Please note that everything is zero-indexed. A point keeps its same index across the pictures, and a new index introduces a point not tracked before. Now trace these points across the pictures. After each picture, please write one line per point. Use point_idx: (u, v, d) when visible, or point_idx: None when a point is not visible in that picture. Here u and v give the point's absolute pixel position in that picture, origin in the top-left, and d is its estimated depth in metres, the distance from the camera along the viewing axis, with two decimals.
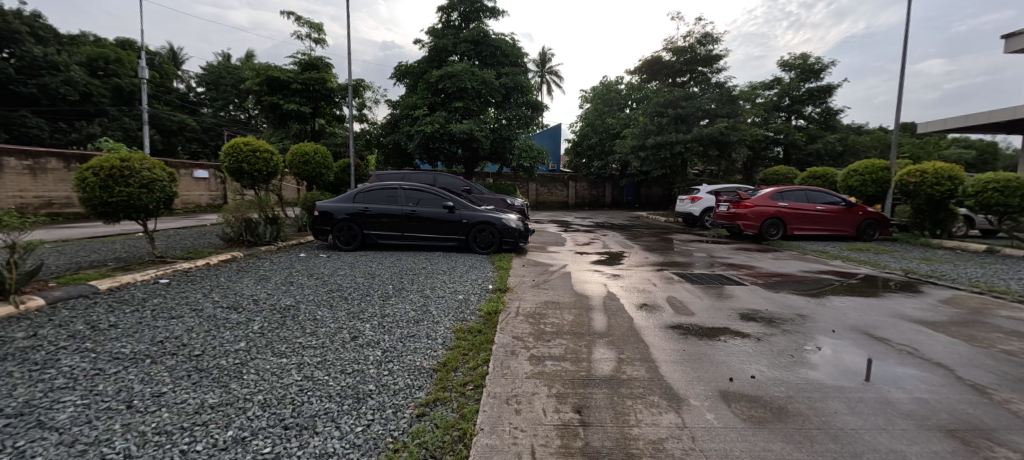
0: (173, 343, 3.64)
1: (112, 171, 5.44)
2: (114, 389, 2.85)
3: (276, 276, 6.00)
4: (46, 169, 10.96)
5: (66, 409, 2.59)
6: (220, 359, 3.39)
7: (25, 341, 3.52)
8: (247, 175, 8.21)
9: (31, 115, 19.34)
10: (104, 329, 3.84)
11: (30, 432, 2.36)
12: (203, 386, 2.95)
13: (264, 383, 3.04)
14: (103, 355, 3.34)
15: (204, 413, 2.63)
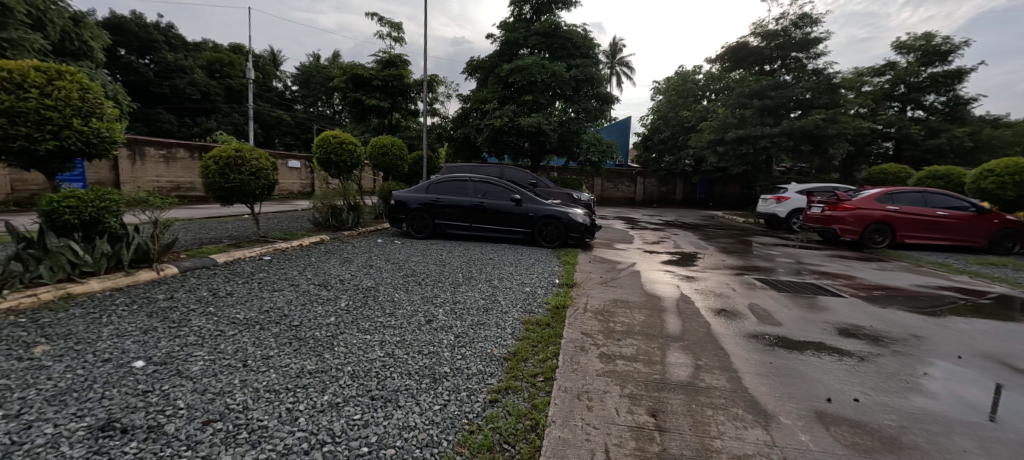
0: (277, 313, 4.08)
1: (228, 160, 6.15)
2: (233, 349, 3.26)
3: (358, 258, 6.46)
4: (176, 158, 12.65)
5: (198, 362, 3.01)
6: (315, 330, 3.74)
7: (165, 302, 4.13)
8: (334, 165, 8.90)
9: (165, 112, 22.47)
10: (222, 297, 4.39)
11: (173, 379, 2.78)
12: (301, 354, 3.28)
13: (354, 355, 3.33)
14: (223, 319, 3.83)
15: (304, 377, 2.92)
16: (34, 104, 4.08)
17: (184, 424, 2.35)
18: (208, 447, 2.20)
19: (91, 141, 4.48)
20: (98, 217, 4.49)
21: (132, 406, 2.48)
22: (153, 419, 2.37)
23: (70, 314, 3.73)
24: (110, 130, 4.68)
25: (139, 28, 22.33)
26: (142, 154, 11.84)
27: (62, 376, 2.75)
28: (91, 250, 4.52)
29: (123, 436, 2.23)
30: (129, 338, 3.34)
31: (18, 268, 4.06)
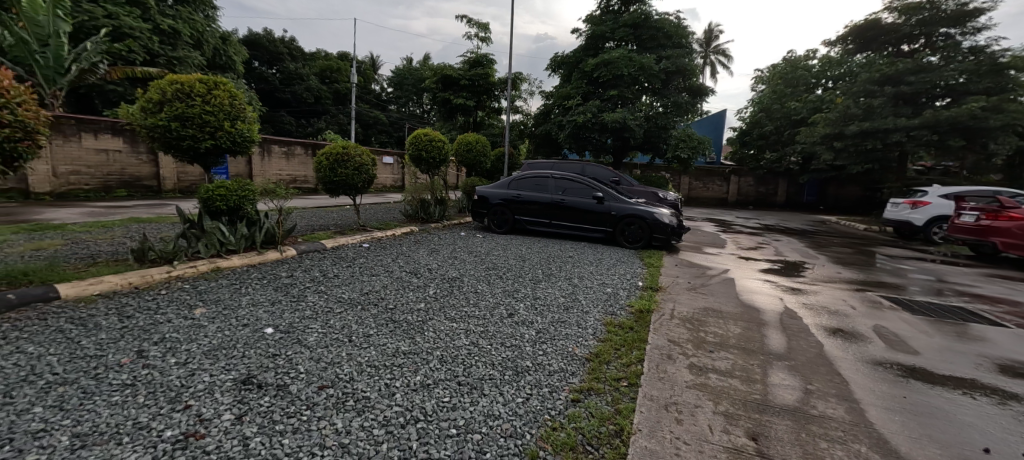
0: (375, 295, 4.44)
1: (336, 156, 6.78)
2: (340, 325, 3.62)
3: (443, 250, 6.76)
4: (294, 154, 14.22)
5: (314, 334, 3.41)
6: (409, 314, 4.01)
7: (286, 279, 4.70)
8: (424, 161, 9.38)
9: (285, 115, 25.42)
10: (330, 277, 4.88)
11: (294, 347, 3.18)
12: (397, 334, 3.53)
13: (443, 340, 3.52)
14: (332, 297, 4.27)
15: (400, 356, 3.16)
16: (197, 110, 4.89)
17: (303, 387, 2.68)
18: (322, 409, 2.48)
19: (236, 141, 5.25)
20: (240, 205, 5.22)
21: (265, 366, 2.89)
22: (280, 379, 2.74)
23: (218, 283, 4.43)
24: (250, 130, 5.40)
25: (270, 43, 25.57)
26: (269, 152, 13.51)
27: (214, 335, 3.29)
28: (234, 231, 5.27)
29: (258, 391, 2.61)
30: (259, 307, 3.87)
31: (183, 244, 4.86)
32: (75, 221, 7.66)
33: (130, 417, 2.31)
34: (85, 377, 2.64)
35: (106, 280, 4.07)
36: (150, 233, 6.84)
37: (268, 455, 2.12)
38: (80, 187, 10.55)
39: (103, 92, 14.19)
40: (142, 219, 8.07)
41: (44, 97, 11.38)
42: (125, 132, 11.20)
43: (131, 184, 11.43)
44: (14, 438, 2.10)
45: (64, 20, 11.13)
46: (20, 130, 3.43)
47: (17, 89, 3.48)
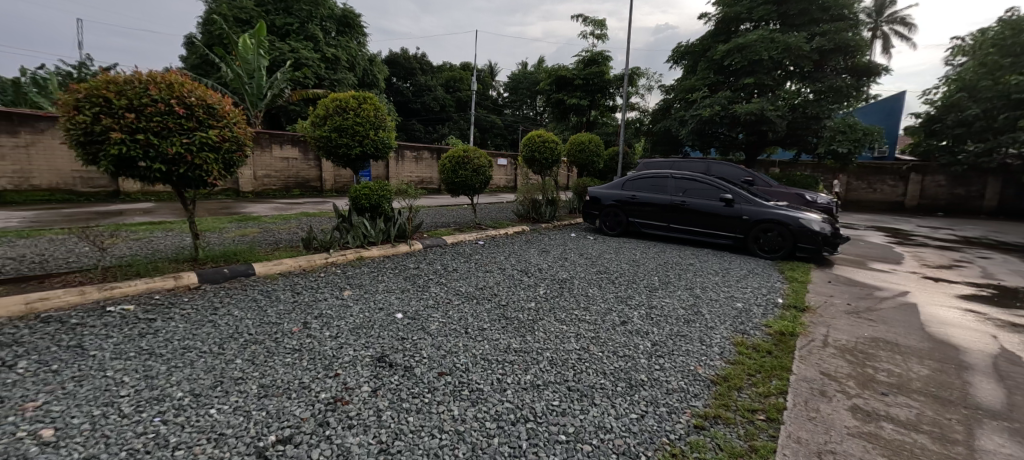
0: (488, 290, 4.47)
1: (458, 159, 7.07)
2: (458, 316, 3.72)
3: (554, 250, 6.62)
4: (422, 158, 15.40)
5: (435, 323, 3.55)
6: (520, 311, 3.94)
7: (412, 270, 5.00)
8: (537, 162, 9.34)
9: (415, 123, 27.83)
10: (449, 271, 5.06)
11: (418, 333, 3.35)
12: (509, 330, 3.50)
13: (554, 340, 3.39)
14: (451, 289, 4.42)
15: (510, 354, 3.11)
16: (350, 122, 5.52)
17: (426, 372, 2.81)
18: (441, 394, 2.58)
19: (380, 148, 5.79)
20: (379, 203, 5.84)
21: (395, 348, 3.10)
22: (408, 361, 2.92)
23: (361, 270, 4.93)
24: (389, 138, 5.92)
25: (405, 60, 28.35)
26: (401, 157, 14.84)
27: (357, 314, 3.64)
28: (374, 225, 5.80)
29: (390, 370, 2.81)
30: (392, 293, 4.19)
31: (337, 235, 5.49)
32: (265, 214, 9.27)
33: (295, 378, 2.68)
34: (269, 339, 3.14)
35: (285, 262, 4.81)
36: (316, 225, 7.92)
37: (395, 429, 2.26)
38: (271, 188, 12.74)
39: (286, 111, 17.00)
40: (309, 213, 9.44)
41: (250, 117, 14.08)
42: (300, 143, 13.23)
43: (303, 185, 13.45)
44: (225, 381, 2.61)
45: (264, 56, 13.78)
46: (235, 143, 4.37)
47: (235, 112, 4.46)
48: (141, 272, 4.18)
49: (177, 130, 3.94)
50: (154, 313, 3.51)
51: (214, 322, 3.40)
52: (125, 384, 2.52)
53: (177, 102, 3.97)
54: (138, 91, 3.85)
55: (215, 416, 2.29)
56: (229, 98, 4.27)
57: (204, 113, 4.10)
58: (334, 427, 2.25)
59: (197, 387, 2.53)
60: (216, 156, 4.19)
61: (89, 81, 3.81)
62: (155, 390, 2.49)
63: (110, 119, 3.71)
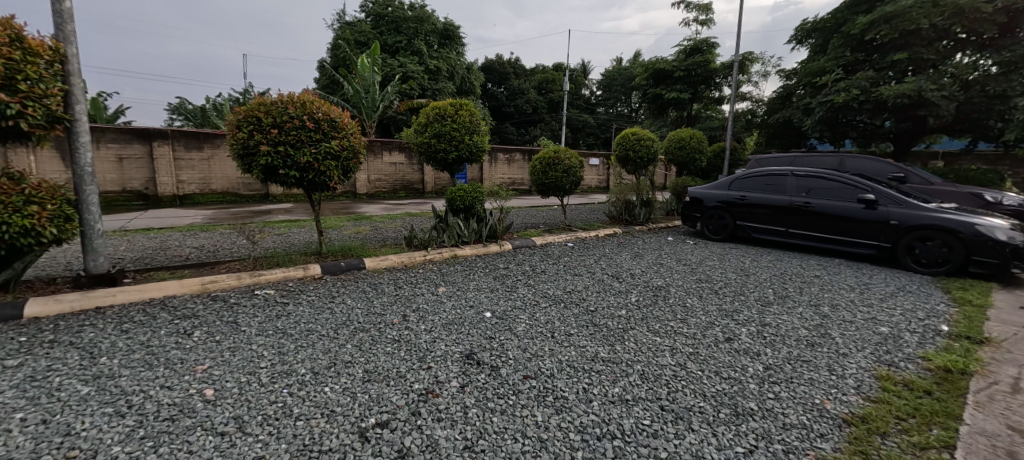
0: (577, 295, 4.17)
1: (549, 159, 6.86)
2: (544, 319, 3.48)
3: (648, 255, 6.10)
4: (515, 160, 15.52)
5: (522, 324, 3.36)
6: (609, 319, 3.58)
7: (502, 270, 4.89)
8: (631, 161, 8.77)
9: (509, 125, 28.30)
10: (538, 273, 4.87)
11: (505, 333, 3.18)
12: (597, 338, 3.18)
13: (648, 352, 3.00)
14: (539, 291, 4.20)
15: (596, 362, 2.80)
16: (447, 128, 5.63)
17: (511, 373, 2.62)
18: (525, 397, 2.37)
19: (472, 152, 5.82)
20: (472, 205, 5.84)
21: (483, 346, 2.96)
22: (495, 360, 2.76)
23: (454, 268, 4.95)
24: (483, 141, 5.94)
25: (499, 65, 29.07)
26: (495, 159, 15.11)
27: (449, 311, 3.58)
28: (467, 225, 5.83)
29: (477, 367, 2.67)
30: (481, 292, 4.09)
31: (434, 234, 5.63)
32: (375, 213, 9.98)
33: (394, 366, 2.65)
34: (374, 328, 3.18)
35: (389, 258, 4.98)
36: (418, 224, 8.27)
37: (479, 428, 2.11)
38: (382, 190, 13.78)
39: (395, 120, 18.19)
40: (411, 213, 9.98)
41: (364, 126, 15.35)
42: (406, 150, 14.06)
43: (408, 187, 14.30)
44: (338, 363, 2.66)
45: (378, 73, 14.94)
46: (352, 152, 4.74)
47: (353, 125, 4.86)
48: (280, 264, 4.65)
49: (307, 141, 4.37)
50: (288, 298, 3.83)
51: (333, 309, 3.57)
52: (266, 357, 2.72)
53: (308, 118, 4.41)
54: (280, 110, 4.34)
55: (327, 394, 2.33)
56: (349, 113, 4.67)
57: (328, 125, 4.52)
58: (424, 418, 2.17)
59: (317, 366, 2.62)
60: (338, 165, 4.60)
61: (245, 105, 4.39)
62: (284, 366, 2.62)
63: (260, 135, 4.24)
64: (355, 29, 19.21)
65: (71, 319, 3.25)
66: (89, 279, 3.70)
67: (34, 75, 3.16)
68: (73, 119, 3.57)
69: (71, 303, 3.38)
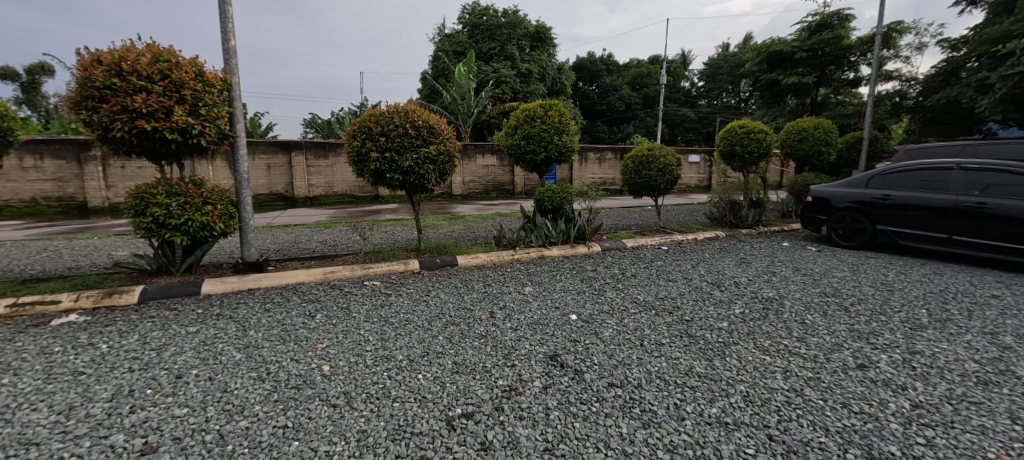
0: (671, 302, 3.90)
1: (643, 158, 6.56)
2: (633, 326, 3.32)
3: (758, 262, 5.50)
4: (606, 159, 15.15)
5: (610, 329, 3.24)
6: (706, 331, 3.30)
7: (591, 272, 4.78)
8: (738, 157, 7.91)
9: (600, 124, 27.67)
10: (628, 276, 4.67)
11: (592, 337, 3.09)
12: (693, 351, 2.94)
13: (756, 373, 2.68)
14: (630, 296, 4.02)
15: (691, 378, 2.58)
16: (537, 129, 5.64)
17: (595, 379, 2.53)
18: (609, 407, 2.26)
19: (561, 152, 5.76)
20: (560, 205, 5.79)
21: (568, 348, 2.90)
22: (579, 364, 2.68)
23: (541, 268, 4.95)
24: (572, 141, 5.86)
25: (591, 63, 28.60)
26: (585, 158, 14.91)
27: (535, 310, 3.58)
28: (555, 226, 5.81)
29: (561, 370, 2.62)
30: (568, 294, 4.03)
31: (522, 234, 5.69)
32: (468, 213, 10.43)
33: (480, 361, 2.70)
34: (464, 323, 3.28)
35: (479, 256, 5.13)
36: (508, 224, 8.45)
37: (560, 432, 2.06)
38: (475, 191, 14.32)
39: (488, 123, 18.76)
40: (502, 213, 10.26)
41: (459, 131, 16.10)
42: (498, 152, 14.45)
43: (499, 188, 14.68)
44: (430, 353, 2.77)
45: (473, 80, 15.55)
46: (447, 156, 4.96)
47: (449, 130, 5.08)
48: (386, 258, 5.05)
49: (409, 147, 4.66)
50: (391, 289, 4.13)
51: (428, 302, 3.77)
52: (370, 342, 2.94)
53: (410, 125, 4.72)
54: (387, 120, 4.69)
55: (420, 381, 2.44)
56: (445, 119, 4.90)
57: (428, 132, 4.79)
58: (507, 414, 2.17)
59: (412, 354, 2.76)
60: (436, 169, 4.85)
61: (359, 116, 4.83)
62: (384, 351, 2.80)
63: (371, 142, 4.64)
64: (453, 40, 20.35)
65: (231, 297, 3.84)
66: (244, 266, 4.34)
67: (211, 101, 3.81)
68: (237, 134, 4.19)
69: (233, 285, 4.00)
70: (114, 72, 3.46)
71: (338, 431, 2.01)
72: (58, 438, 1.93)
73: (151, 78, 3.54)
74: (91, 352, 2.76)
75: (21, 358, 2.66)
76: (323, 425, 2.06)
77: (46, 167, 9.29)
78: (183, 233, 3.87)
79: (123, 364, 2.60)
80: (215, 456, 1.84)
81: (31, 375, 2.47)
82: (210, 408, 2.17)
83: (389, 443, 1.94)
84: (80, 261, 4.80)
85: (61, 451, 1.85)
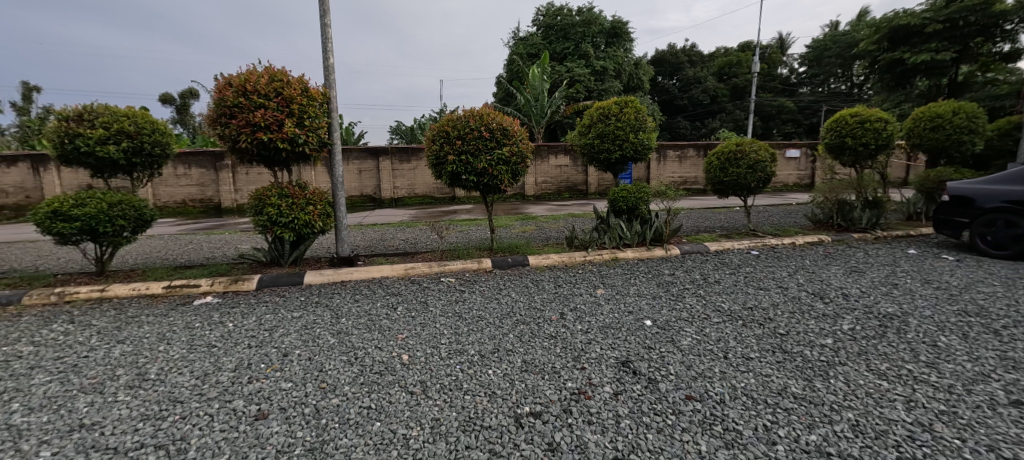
0: (761, 312, 3.51)
1: (729, 154, 6.24)
2: (715, 336, 3.06)
3: (872, 271, 4.61)
4: (686, 157, 14.52)
5: (688, 338, 3.04)
6: (805, 347, 2.87)
7: (667, 278, 4.61)
8: (848, 151, 6.28)
9: (682, 120, 26.35)
10: (711, 283, 4.38)
11: (668, 345, 2.95)
12: (788, 368, 2.59)
13: (869, 399, 2.26)
14: (712, 304, 3.74)
15: (786, 398, 2.28)
16: (611, 127, 5.65)
17: (671, 390, 2.38)
18: (687, 421, 2.11)
19: (638, 150, 5.69)
20: (636, 206, 5.72)
21: (641, 355, 2.80)
22: (653, 372, 2.56)
23: (615, 271, 4.94)
24: (649, 138, 5.76)
25: (672, 56, 27.46)
26: (664, 157, 14.43)
27: (607, 314, 3.57)
28: (630, 227, 5.75)
29: (633, 377, 2.53)
30: (643, 298, 3.96)
31: (595, 236, 5.73)
32: (540, 214, 10.55)
33: (549, 361, 2.75)
34: (534, 322, 3.41)
35: (551, 257, 5.25)
36: (580, 225, 8.47)
37: (632, 442, 1.97)
38: (546, 192, 14.48)
39: (561, 123, 18.75)
40: (575, 214, 10.25)
41: (533, 132, 16.32)
42: (571, 152, 14.45)
43: (572, 189, 14.66)
44: (500, 350, 2.92)
45: (547, 81, 15.63)
46: (520, 157, 5.14)
47: (521, 131, 5.24)
48: (460, 256, 5.37)
49: (484, 149, 4.91)
50: (465, 286, 4.40)
51: (500, 300, 3.98)
52: (445, 336, 3.18)
53: (485, 129, 4.97)
54: (464, 124, 4.99)
55: (490, 376, 2.55)
56: (518, 121, 5.08)
57: (501, 134, 5.01)
58: (574, 418, 2.15)
59: (483, 350, 2.93)
60: (509, 170, 5.05)
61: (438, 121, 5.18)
62: (457, 345, 3.02)
63: (448, 146, 4.96)
64: (528, 42, 20.67)
65: (329, 288, 4.34)
66: (339, 260, 4.88)
67: (314, 114, 4.34)
68: (334, 142, 4.70)
69: (330, 276, 4.50)
70: (241, 93, 4.08)
71: (414, 417, 2.16)
72: (199, 398, 2.35)
73: (268, 96, 4.12)
74: (221, 329, 3.31)
75: (171, 331, 3.26)
76: (402, 410, 2.23)
77: (192, 174, 10.96)
78: (289, 229, 4.43)
79: (243, 341, 3.08)
80: (312, 427, 2.08)
81: (178, 345, 3.01)
82: (308, 385, 2.48)
83: (460, 434, 2.02)
84: (214, 252, 5.68)
85: (198, 409, 2.23)
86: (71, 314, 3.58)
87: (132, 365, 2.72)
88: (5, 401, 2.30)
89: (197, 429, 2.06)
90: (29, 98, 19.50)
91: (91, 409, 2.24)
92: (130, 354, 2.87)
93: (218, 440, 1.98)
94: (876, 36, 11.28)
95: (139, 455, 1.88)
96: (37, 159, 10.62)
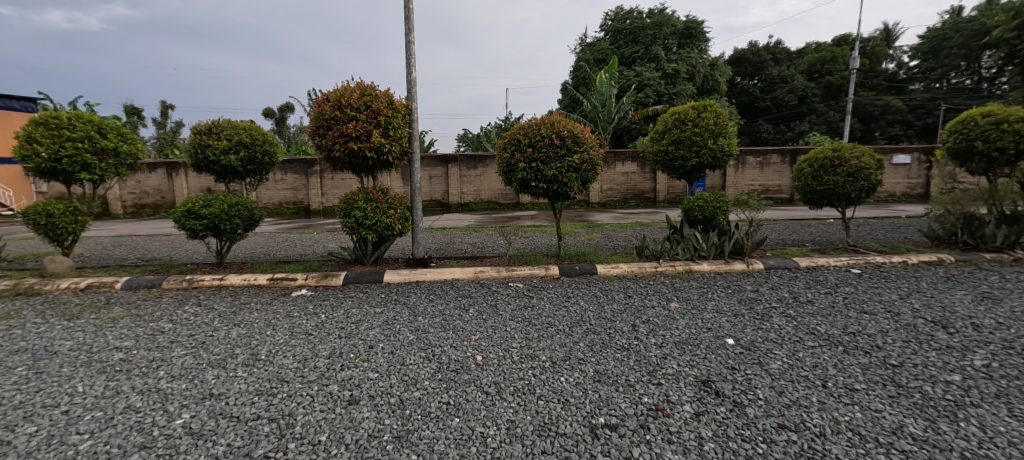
0: (866, 339, 3.19)
1: (825, 161, 5.74)
2: (810, 362, 2.83)
3: (1011, 298, 4.01)
4: (769, 163, 13.56)
5: (777, 362, 2.85)
6: (925, 382, 2.54)
7: (751, 295, 4.34)
8: (978, 156, 5.49)
9: (764, 123, 24.48)
10: (802, 303, 4.05)
11: (755, 368, 2.78)
12: (903, 405, 2.31)
13: (1014, 451, 1.91)
14: (804, 326, 3.48)
15: (902, 439, 2.02)
16: (688, 133, 5.45)
17: (761, 417, 2.23)
18: (781, 452, 1.96)
19: (717, 157, 5.45)
20: (713, 215, 5.46)
21: (723, 376, 2.68)
22: (739, 396, 2.43)
23: (689, 283, 4.76)
24: (729, 144, 5.50)
25: (755, 55, 25.76)
26: (742, 163, 13.59)
27: (683, 329, 3.47)
28: (706, 239, 5.50)
29: (716, 398, 2.42)
30: (722, 316, 3.75)
31: (667, 246, 5.55)
32: (606, 222, 10.36)
33: (623, 373, 2.72)
34: (605, 332, 3.40)
35: (619, 266, 5.17)
36: (649, 235, 8.24)
37: None
38: (613, 199, 14.21)
39: (630, 129, 18.34)
40: (644, 223, 9.97)
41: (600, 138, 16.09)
42: (639, 158, 14.08)
43: (639, 196, 14.24)
44: (572, 358, 2.95)
45: (615, 86, 15.40)
46: (590, 165, 5.14)
47: (592, 140, 5.23)
48: (527, 262, 5.45)
49: (554, 157, 4.97)
50: (533, 292, 4.47)
51: (568, 307, 4.00)
52: (515, 340, 3.27)
53: (556, 136, 5.04)
54: (535, 132, 5.08)
55: (563, 384, 2.59)
56: (589, 129, 5.09)
57: (572, 141, 5.05)
58: (653, 435, 2.11)
59: (555, 356, 2.98)
60: (578, 177, 5.07)
61: (509, 130, 5.31)
62: (529, 350, 3.09)
63: (519, 154, 5.08)
64: (595, 48, 20.51)
65: (405, 287, 4.62)
66: (415, 261, 5.16)
67: (397, 125, 4.68)
68: (415, 152, 4.99)
69: (407, 276, 4.78)
70: (337, 106, 4.51)
71: (491, 417, 2.26)
72: (303, 379, 2.64)
73: (359, 109, 4.51)
74: (315, 319, 3.67)
75: (276, 318, 3.68)
76: (479, 408, 2.34)
77: (288, 179, 12.15)
78: (372, 230, 4.79)
79: (334, 332, 3.39)
80: (397, 416, 2.25)
81: (282, 331, 3.39)
82: (392, 376, 2.68)
83: (535, 438, 2.08)
84: (307, 250, 6.26)
85: (302, 390, 2.50)
86: (197, 298, 4.17)
87: (247, 346, 3.11)
88: (154, 368, 2.74)
89: (301, 407, 2.32)
90: (166, 114, 22.75)
91: (217, 381, 2.59)
92: (245, 335, 3.28)
93: (321, 419, 2.21)
94: (1014, 22, 9.57)
95: (257, 424, 2.15)
96: (172, 166, 12.37)
